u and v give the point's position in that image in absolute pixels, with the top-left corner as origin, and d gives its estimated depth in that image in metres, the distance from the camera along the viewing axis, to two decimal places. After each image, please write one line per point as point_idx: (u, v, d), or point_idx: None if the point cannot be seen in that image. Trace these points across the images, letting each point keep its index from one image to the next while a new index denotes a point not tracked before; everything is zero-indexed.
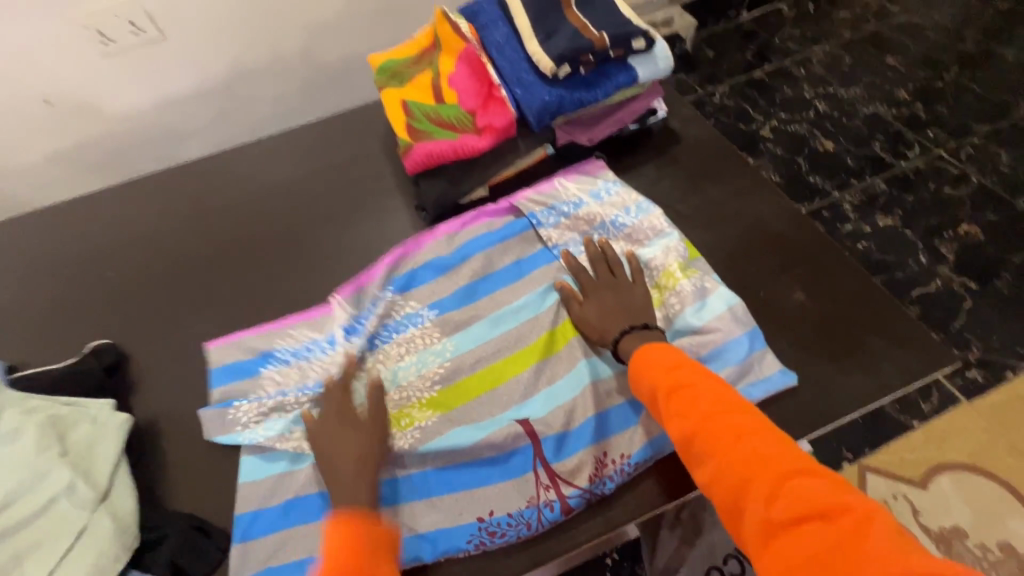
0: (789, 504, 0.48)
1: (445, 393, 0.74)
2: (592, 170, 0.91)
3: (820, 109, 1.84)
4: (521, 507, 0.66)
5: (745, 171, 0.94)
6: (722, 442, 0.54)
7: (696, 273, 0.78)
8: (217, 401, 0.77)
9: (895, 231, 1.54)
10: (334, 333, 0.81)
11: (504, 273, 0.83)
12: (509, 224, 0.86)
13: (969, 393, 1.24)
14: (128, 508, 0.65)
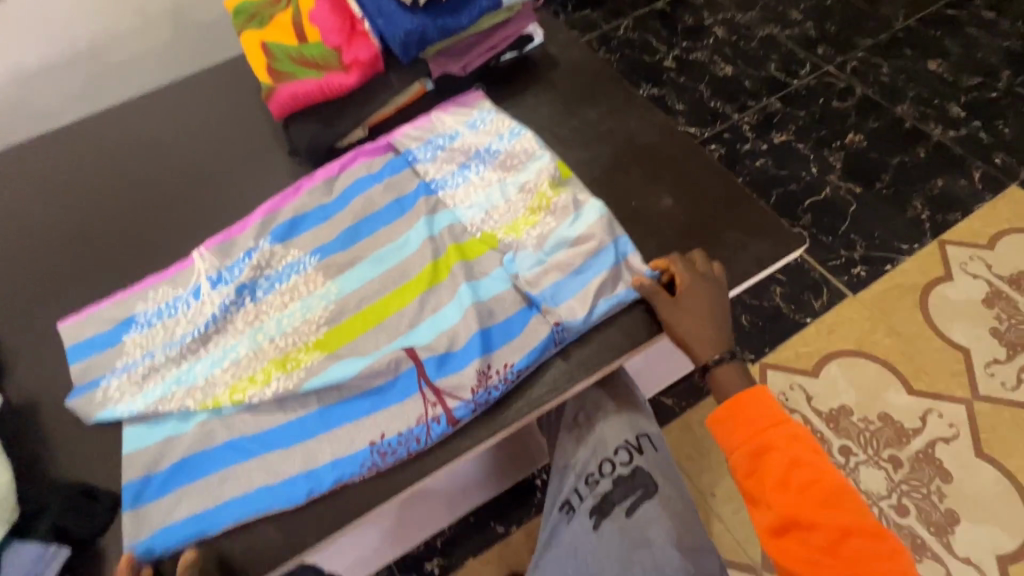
0: (754, 475, 0.71)
1: (333, 333, 0.72)
2: (469, 101, 0.90)
3: (719, 35, 1.87)
4: (411, 425, 0.67)
5: (620, 88, 0.96)
6: (764, 422, 0.72)
7: (569, 189, 0.79)
8: (79, 378, 0.73)
9: (789, 146, 1.62)
10: (199, 284, 0.77)
11: (385, 212, 0.80)
12: (389, 163, 0.83)
13: (854, 288, 1.36)
14: (1, 483, 0.63)
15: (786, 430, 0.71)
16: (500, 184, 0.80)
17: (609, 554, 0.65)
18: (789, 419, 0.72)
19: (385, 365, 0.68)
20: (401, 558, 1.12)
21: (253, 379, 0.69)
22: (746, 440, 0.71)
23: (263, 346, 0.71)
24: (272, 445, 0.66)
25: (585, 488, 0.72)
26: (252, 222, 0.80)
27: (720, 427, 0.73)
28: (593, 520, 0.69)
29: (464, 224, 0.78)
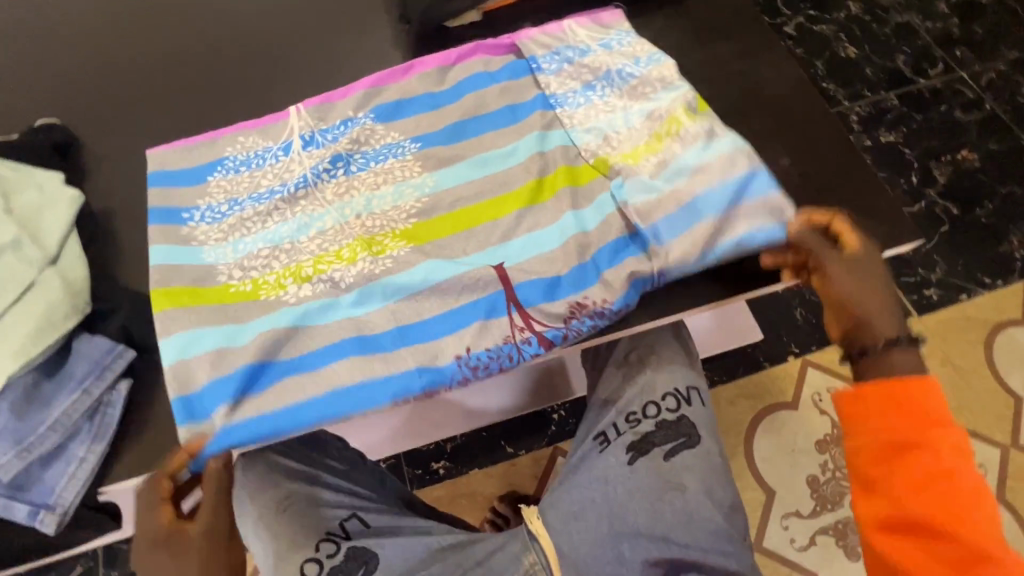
0: (879, 462, 0.58)
1: (422, 225, 0.69)
2: (606, 19, 0.82)
3: (852, 11, 1.68)
4: (499, 343, 0.63)
5: (759, 30, 0.87)
6: (908, 413, 0.57)
7: (704, 121, 0.72)
8: (156, 203, 0.71)
9: (895, 148, 1.50)
10: (291, 141, 0.74)
11: (496, 116, 0.76)
12: (508, 65, 0.79)
13: (920, 309, 1.30)
14: (78, 276, 0.64)
15: (942, 432, 0.57)
16: (627, 111, 0.74)
17: (641, 490, 0.64)
18: (950, 423, 0.57)
19: (475, 277, 0.65)
20: (408, 452, 1.14)
21: (337, 253, 0.67)
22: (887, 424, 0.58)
23: (349, 222, 0.69)
24: (333, 356, 0.62)
25: (624, 424, 0.69)
26: (356, 89, 0.76)
27: (854, 404, 0.60)
28: (629, 455, 0.67)
29: (579, 147, 0.72)
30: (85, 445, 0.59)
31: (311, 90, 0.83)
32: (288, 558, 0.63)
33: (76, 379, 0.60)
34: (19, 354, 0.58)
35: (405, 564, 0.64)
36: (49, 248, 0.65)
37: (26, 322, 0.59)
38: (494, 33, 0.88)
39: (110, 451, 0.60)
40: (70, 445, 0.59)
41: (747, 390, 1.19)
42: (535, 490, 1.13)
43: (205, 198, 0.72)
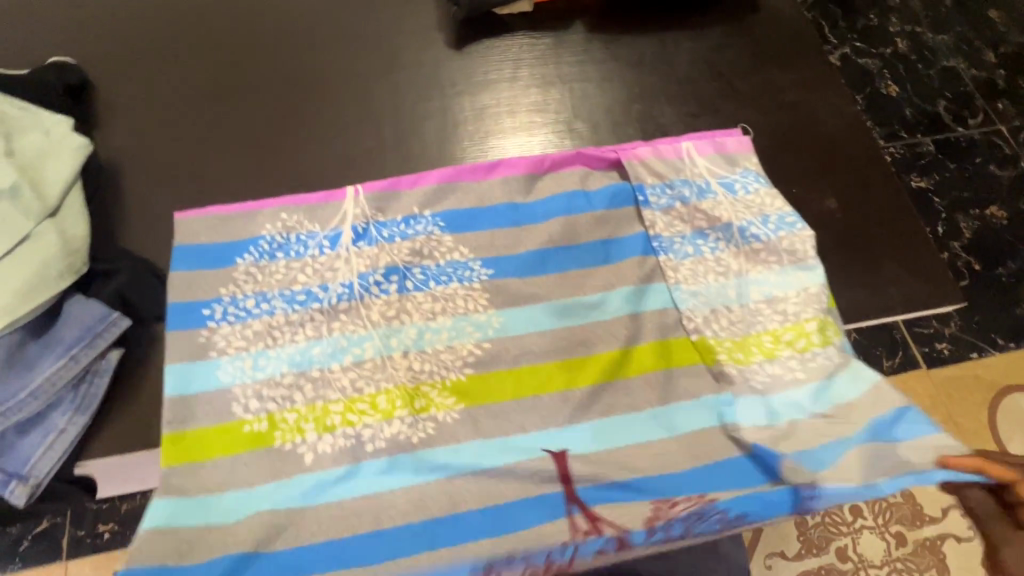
0: None
1: (479, 381, 0.60)
2: (733, 148, 0.73)
3: (899, 48, 1.62)
4: (555, 547, 0.51)
5: (818, 62, 0.83)
6: None
7: (837, 336, 0.63)
8: (176, 294, 0.61)
9: (925, 195, 1.47)
10: (340, 232, 0.65)
11: (585, 251, 0.67)
12: (610, 189, 0.70)
13: (930, 363, 1.28)
14: (77, 234, 0.60)
15: None
16: (739, 279, 0.65)
17: None
18: None
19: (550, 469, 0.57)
20: None
21: (375, 404, 0.58)
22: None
23: (393, 357, 0.60)
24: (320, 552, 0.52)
25: None
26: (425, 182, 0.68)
27: None
28: None
29: (682, 310, 0.64)
30: (66, 417, 0.55)
31: (344, 64, 0.79)
32: None
33: (64, 345, 0.56)
34: (7, 313, 0.54)
35: None
36: (49, 200, 0.60)
37: (17, 278, 0.56)
38: (543, 27, 0.83)
39: (93, 424, 0.57)
40: (51, 414, 0.55)
41: None
42: None
43: (228, 285, 0.62)
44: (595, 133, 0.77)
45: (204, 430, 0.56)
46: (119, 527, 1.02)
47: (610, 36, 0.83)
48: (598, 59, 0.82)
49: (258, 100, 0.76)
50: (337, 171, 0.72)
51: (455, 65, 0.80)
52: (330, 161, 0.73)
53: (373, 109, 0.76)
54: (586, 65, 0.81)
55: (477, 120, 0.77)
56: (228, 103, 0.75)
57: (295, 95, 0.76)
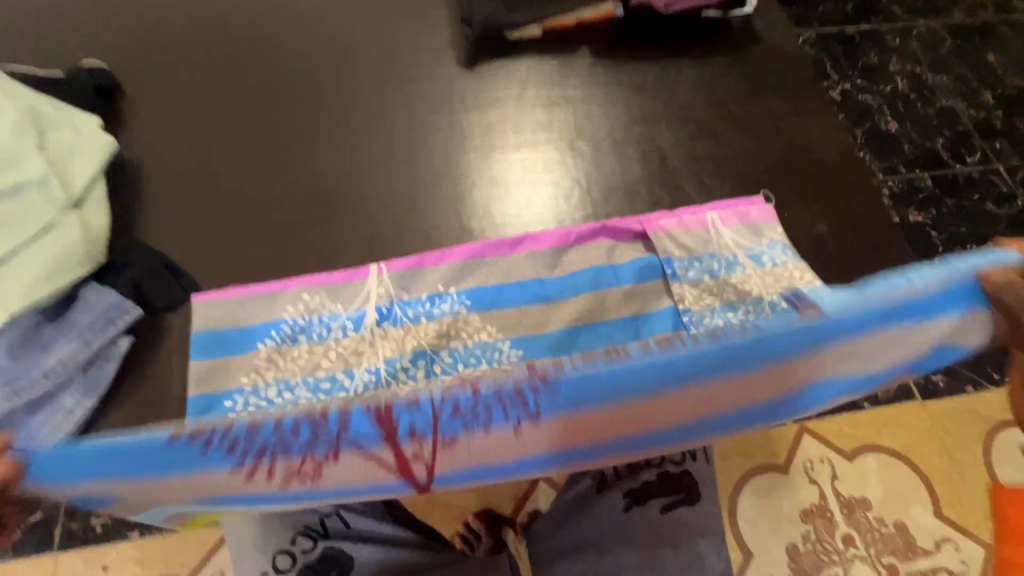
0: None
1: None
2: (756, 217, 0.75)
3: (899, 86, 1.67)
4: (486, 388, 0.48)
5: (815, 93, 0.87)
6: None
7: None
8: (199, 382, 0.62)
9: (922, 228, 1.49)
10: (364, 312, 0.68)
11: (614, 326, 0.70)
12: (637, 264, 0.73)
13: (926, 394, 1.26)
14: (100, 226, 0.63)
15: None
16: None
17: None
18: None
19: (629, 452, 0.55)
20: None
21: None
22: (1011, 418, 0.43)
23: None
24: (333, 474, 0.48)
25: None
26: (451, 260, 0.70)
27: None
28: None
29: None
30: (73, 398, 0.58)
31: (360, 77, 0.82)
32: (266, 542, 0.65)
33: (78, 328, 0.58)
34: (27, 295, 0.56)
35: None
36: (74, 192, 0.63)
37: (37, 262, 0.57)
38: (551, 50, 0.87)
39: (97, 407, 0.59)
40: (61, 394, 0.57)
41: (740, 445, 1.17)
42: (511, 512, 1.11)
43: (251, 374, 0.64)
44: (597, 151, 0.80)
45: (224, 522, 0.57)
46: (111, 520, 1.02)
47: (615, 62, 0.87)
48: (603, 82, 0.86)
49: (277, 107, 0.79)
50: (348, 176, 0.75)
51: (466, 82, 0.84)
52: (342, 167, 0.76)
53: (385, 120, 0.80)
54: (591, 88, 0.85)
55: (485, 135, 0.80)
56: (248, 109, 0.79)
57: (312, 104, 0.80)
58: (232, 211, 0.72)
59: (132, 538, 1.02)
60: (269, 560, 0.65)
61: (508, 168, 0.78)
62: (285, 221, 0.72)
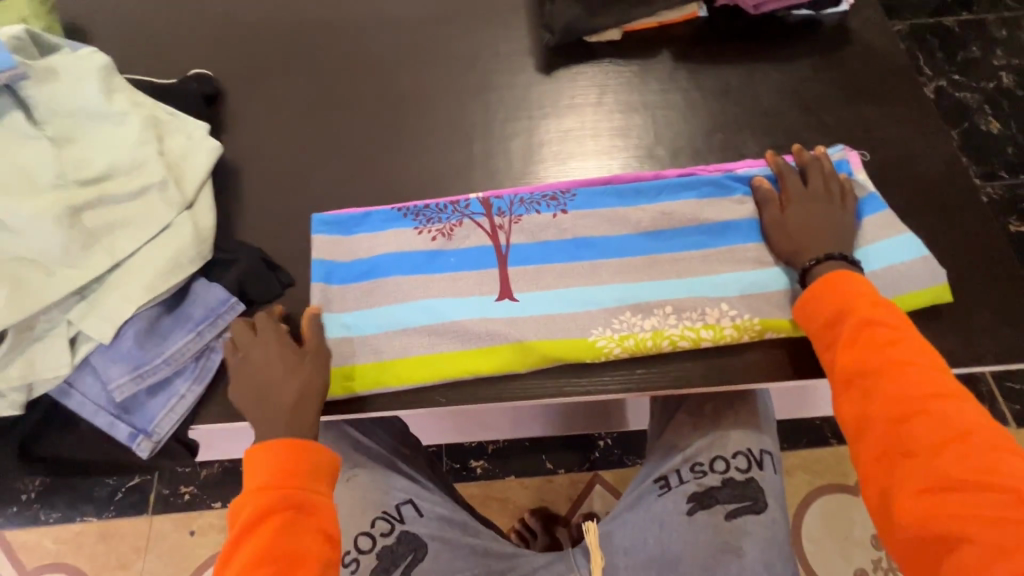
0: (851, 389, 0.58)
1: (537, 343, 0.66)
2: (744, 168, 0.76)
3: (1004, 82, 1.53)
4: (503, 243, 0.71)
5: (913, 98, 0.82)
6: (899, 390, 0.55)
7: (913, 297, 0.67)
8: (319, 253, 0.71)
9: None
10: (480, 244, 0.71)
11: (685, 236, 0.71)
12: (688, 230, 0.72)
13: (1022, 422, 1.17)
14: (208, 225, 0.66)
15: (949, 405, 0.53)
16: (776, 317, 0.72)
17: (698, 546, 0.63)
18: (953, 397, 0.54)
19: (690, 305, 0.68)
20: (451, 444, 1.17)
21: (449, 367, 0.66)
22: (828, 321, 0.61)
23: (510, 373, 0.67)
24: (472, 265, 0.70)
25: (688, 473, 0.67)
26: (519, 194, 0.75)
27: (805, 310, 0.63)
28: (688, 505, 0.65)
29: (762, 295, 0.68)
30: (186, 384, 0.63)
31: (440, 83, 0.85)
32: (346, 524, 0.68)
33: (192, 321, 0.63)
34: (150, 289, 0.61)
35: (449, 563, 0.66)
36: (188, 192, 0.67)
37: (160, 260, 0.62)
38: (631, 54, 0.86)
39: (205, 394, 0.64)
40: (175, 380, 0.63)
41: (807, 463, 1.13)
42: (566, 512, 1.12)
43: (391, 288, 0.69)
44: (676, 158, 0.79)
45: (399, 361, 0.66)
46: (197, 490, 1.14)
47: (697, 65, 0.85)
48: (683, 87, 0.84)
49: (362, 114, 0.83)
50: (430, 182, 0.78)
51: (544, 86, 0.84)
52: (424, 171, 0.79)
53: (465, 127, 0.82)
54: (670, 93, 0.83)
55: (561, 141, 0.81)
56: (336, 114, 0.83)
57: (395, 112, 0.83)
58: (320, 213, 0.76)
59: (217, 507, 1.13)
60: (349, 542, 0.67)
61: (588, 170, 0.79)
62: None
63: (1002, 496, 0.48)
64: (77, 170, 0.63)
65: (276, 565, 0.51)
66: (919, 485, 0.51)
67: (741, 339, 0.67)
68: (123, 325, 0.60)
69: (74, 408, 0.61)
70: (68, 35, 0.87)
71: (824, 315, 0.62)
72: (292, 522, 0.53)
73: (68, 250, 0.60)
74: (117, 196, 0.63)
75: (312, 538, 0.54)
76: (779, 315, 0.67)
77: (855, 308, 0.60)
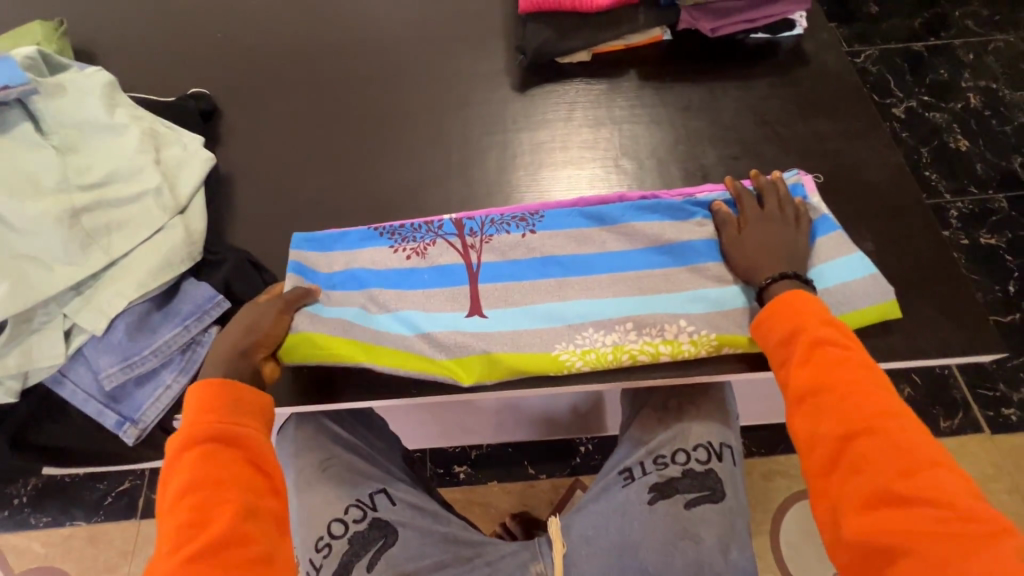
0: (804, 407, 0.58)
1: (505, 356, 0.70)
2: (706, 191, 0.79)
3: (971, 102, 1.60)
4: (474, 261, 0.75)
5: (864, 114, 0.88)
6: (849, 409, 0.56)
7: (864, 314, 0.70)
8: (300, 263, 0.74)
9: (994, 252, 1.41)
10: (451, 263, 0.75)
11: (647, 254, 0.75)
12: (648, 249, 0.75)
13: (995, 428, 1.19)
14: (199, 228, 0.71)
15: (897, 425, 0.54)
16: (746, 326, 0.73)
17: (659, 531, 0.65)
18: (901, 416, 0.55)
19: (650, 321, 0.70)
20: (435, 450, 1.19)
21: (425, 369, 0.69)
22: (783, 340, 0.63)
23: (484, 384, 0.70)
24: (447, 281, 0.74)
25: (651, 464, 0.70)
26: (490, 215, 0.79)
27: (762, 327, 0.65)
28: (650, 495, 0.68)
29: (720, 313, 0.71)
30: (173, 375, 0.67)
31: (422, 101, 0.91)
32: (322, 511, 0.72)
33: (180, 316, 0.67)
34: (142, 286, 0.66)
35: (418, 549, 0.70)
36: (181, 198, 0.72)
37: (152, 260, 0.67)
38: (601, 74, 0.92)
39: (191, 385, 0.68)
40: (162, 371, 0.67)
41: (785, 468, 1.15)
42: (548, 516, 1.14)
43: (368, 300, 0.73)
44: (641, 169, 0.84)
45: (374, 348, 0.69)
46: None
47: (662, 84, 0.91)
48: (649, 104, 0.90)
49: (348, 129, 0.89)
50: (410, 191, 0.83)
51: (519, 104, 0.90)
52: (405, 181, 0.84)
53: (444, 140, 0.87)
54: (636, 109, 0.89)
55: (533, 154, 0.86)
56: (323, 130, 0.89)
57: (380, 126, 0.89)
58: (306, 219, 0.81)
59: None
60: (323, 528, 0.71)
61: (554, 183, 0.84)
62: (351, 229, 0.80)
63: (947, 516, 0.48)
64: (79, 176, 0.68)
65: (197, 491, 0.52)
66: (866, 502, 0.52)
67: (699, 354, 0.70)
68: (115, 319, 0.65)
69: (66, 397, 0.65)
70: (77, 57, 0.94)
71: (779, 334, 0.63)
72: (212, 453, 0.54)
73: (68, 250, 0.64)
74: (116, 201, 0.69)
75: (234, 469, 0.54)
76: (738, 330, 0.70)
77: (808, 328, 0.61)
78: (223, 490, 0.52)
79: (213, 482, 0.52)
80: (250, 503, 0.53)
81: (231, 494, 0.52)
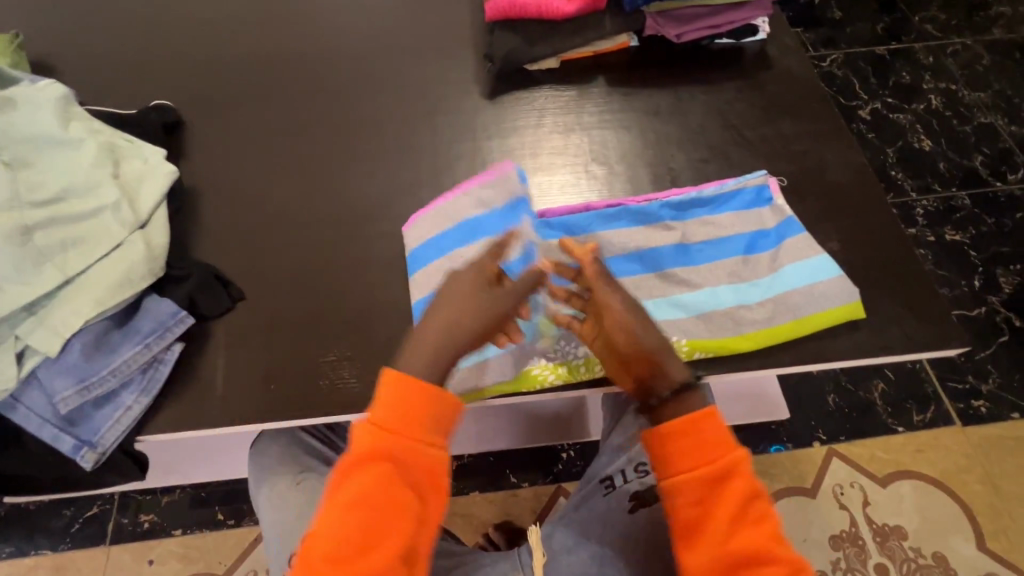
0: (703, 536, 0.57)
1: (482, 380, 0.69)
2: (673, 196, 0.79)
3: (933, 103, 1.65)
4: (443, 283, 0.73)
5: (826, 115, 0.89)
6: (744, 532, 0.56)
7: (832, 314, 0.71)
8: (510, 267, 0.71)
9: (960, 247, 1.45)
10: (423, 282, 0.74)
11: (615, 262, 0.74)
12: (615, 257, 0.75)
13: (966, 420, 1.22)
14: (160, 242, 0.69)
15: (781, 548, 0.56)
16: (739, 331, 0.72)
17: (637, 541, 0.66)
18: (783, 543, 0.57)
19: None
20: None
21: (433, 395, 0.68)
22: (684, 463, 0.59)
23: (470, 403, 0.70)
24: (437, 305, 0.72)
25: (632, 473, 0.71)
26: (453, 229, 0.76)
27: (664, 446, 0.59)
28: (630, 504, 0.69)
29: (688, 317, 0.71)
30: (133, 396, 0.65)
31: (391, 109, 0.90)
32: (295, 528, 0.72)
33: (140, 334, 0.65)
34: (99, 303, 0.63)
35: None
36: (142, 213, 0.70)
37: (110, 276, 0.65)
38: (570, 80, 0.93)
39: (152, 405, 0.66)
40: (122, 392, 0.65)
41: (764, 467, 1.16)
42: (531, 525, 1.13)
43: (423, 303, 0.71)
44: (611, 173, 0.85)
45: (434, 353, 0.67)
46: (158, 517, 1.13)
47: (630, 89, 0.92)
48: (618, 109, 0.90)
49: (316, 139, 0.88)
50: (379, 200, 0.82)
51: (488, 111, 0.90)
52: (374, 190, 0.83)
53: (414, 149, 0.87)
54: (605, 115, 0.90)
55: (503, 160, 0.86)
56: (290, 140, 0.88)
57: (348, 136, 0.88)
58: (273, 231, 0.80)
59: (177, 534, 1.12)
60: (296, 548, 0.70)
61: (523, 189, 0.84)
62: (320, 240, 0.79)
63: None
64: (32, 192, 0.66)
65: (377, 510, 0.55)
66: None
67: None
68: (70, 339, 0.63)
69: (19, 422, 0.62)
70: (33, 70, 0.92)
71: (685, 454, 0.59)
72: (389, 476, 0.55)
73: (21, 268, 0.62)
74: (72, 216, 0.67)
75: (408, 492, 0.56)
76: (709, 336, 0.70)
77: (712, 451, 0.59)
78: (399, 517, 0.55)
79: (396, 507, 0.55)
80: (414, 538, 0.56)
81: (398, 524, 0.55)
